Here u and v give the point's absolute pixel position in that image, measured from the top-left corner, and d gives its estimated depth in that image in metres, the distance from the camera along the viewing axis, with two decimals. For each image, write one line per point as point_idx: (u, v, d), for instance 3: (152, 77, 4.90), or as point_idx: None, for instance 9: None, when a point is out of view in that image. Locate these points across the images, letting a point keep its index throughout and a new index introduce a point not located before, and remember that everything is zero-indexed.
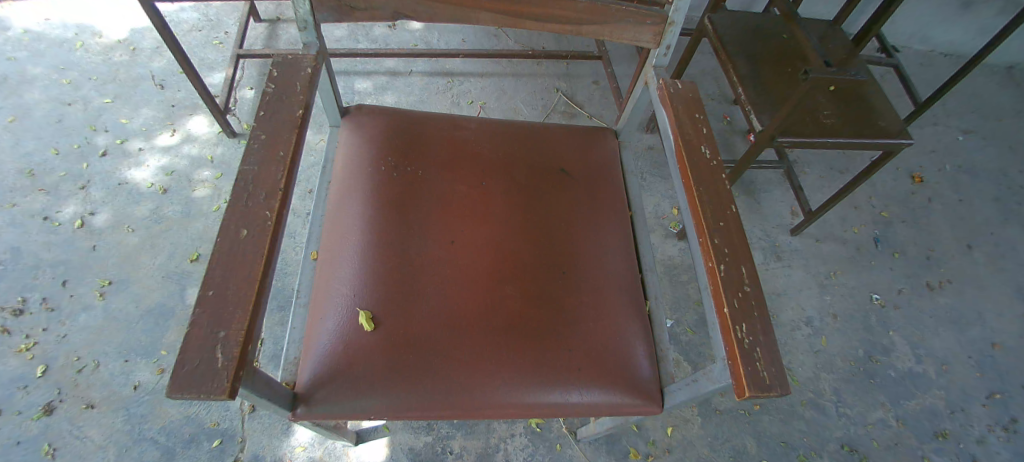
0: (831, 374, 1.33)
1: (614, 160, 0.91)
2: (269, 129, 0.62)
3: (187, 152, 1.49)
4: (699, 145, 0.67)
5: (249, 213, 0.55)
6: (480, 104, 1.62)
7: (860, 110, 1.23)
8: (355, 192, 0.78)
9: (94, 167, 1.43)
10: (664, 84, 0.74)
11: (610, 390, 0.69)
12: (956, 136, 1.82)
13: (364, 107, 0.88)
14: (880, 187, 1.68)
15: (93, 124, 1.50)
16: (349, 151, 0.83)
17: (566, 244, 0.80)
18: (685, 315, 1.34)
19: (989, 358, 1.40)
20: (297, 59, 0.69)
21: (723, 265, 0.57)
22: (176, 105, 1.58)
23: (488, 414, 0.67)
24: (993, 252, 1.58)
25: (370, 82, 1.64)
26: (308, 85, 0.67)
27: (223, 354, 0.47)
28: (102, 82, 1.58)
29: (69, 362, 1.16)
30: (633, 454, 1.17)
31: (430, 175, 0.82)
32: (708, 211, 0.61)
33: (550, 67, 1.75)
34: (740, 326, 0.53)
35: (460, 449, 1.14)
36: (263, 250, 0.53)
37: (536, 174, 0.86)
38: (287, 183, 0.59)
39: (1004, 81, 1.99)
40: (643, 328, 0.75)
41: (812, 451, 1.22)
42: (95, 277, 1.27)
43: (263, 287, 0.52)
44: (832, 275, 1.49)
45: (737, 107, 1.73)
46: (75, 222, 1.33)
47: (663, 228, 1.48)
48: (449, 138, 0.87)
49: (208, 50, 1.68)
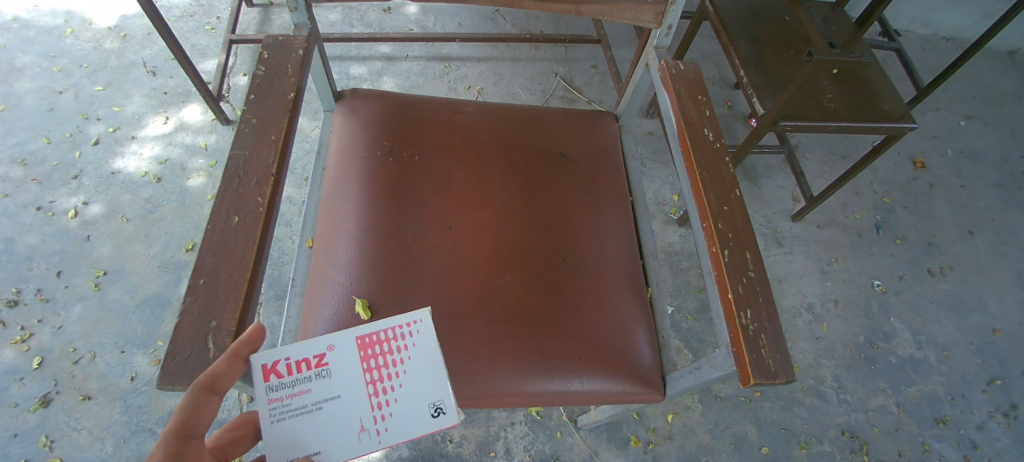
0: (832, 361, 1.33)
1: (614, 144, 0.90)
2: (259, 113, 0.60)
3: (181, 140, 1.47)
4: (701, 128, 0.65)
5: (240, 200, 0.54)
6: (478, 90, 1.60)
7: (864, 94, 1.20)
8: (350, 178, 0.76)
9: (87, 156, 1.41)
10: (666, 65, 0.71)
11: (612, 378, 0.68)
12: (958, 121, 1.79)
13: (358, 91, 0.86)
14: (882, 172, 1.67)
15: (85, 112, 1.48)
16: (343, 136, 0.81)
17: (566, 230, 0.78)
18: (686, 302, 1.33)
19: (989, 344, 1.40)
20: (289, 41, 0.67)
21: (727, 250, 0.55)
22: (169, 92, 1.55)
23: (488, 403, 0.66)
24: (995, 238, 1.57)
25: (365, 68, 1.60)
26: (300, 68, 0.65)
27: (214, 345, 0.46)
28: (92, 70, 1.55)
29: (65, 353, 1.15)
30: (633, 442, 1.17)
31: (426, 160, 0.80)
32: (712, 197, 0.59)
33: (548, 51, 1.71)
34: (744, 312, 0.52)
35: (460, 437, 1.14)
36: (255, 237, 0.52)
37: (536, 159, 0.84)
38: (279, 168, 0.57)
39: (1006, 66, 1.97)
40: (645, 316, 0.74)
41: (812, 438, 1.22)
42: (90, 267, 1.26)
43: (255, 276, 0.50)
44: (833, 261, 1.48)
45: (738, 91, 1.70)
46: (68, 213, 1.32)
47: (663, 214, 1.46)
48: (446, 122, 0.85)
49: (201, 36, 1.65)
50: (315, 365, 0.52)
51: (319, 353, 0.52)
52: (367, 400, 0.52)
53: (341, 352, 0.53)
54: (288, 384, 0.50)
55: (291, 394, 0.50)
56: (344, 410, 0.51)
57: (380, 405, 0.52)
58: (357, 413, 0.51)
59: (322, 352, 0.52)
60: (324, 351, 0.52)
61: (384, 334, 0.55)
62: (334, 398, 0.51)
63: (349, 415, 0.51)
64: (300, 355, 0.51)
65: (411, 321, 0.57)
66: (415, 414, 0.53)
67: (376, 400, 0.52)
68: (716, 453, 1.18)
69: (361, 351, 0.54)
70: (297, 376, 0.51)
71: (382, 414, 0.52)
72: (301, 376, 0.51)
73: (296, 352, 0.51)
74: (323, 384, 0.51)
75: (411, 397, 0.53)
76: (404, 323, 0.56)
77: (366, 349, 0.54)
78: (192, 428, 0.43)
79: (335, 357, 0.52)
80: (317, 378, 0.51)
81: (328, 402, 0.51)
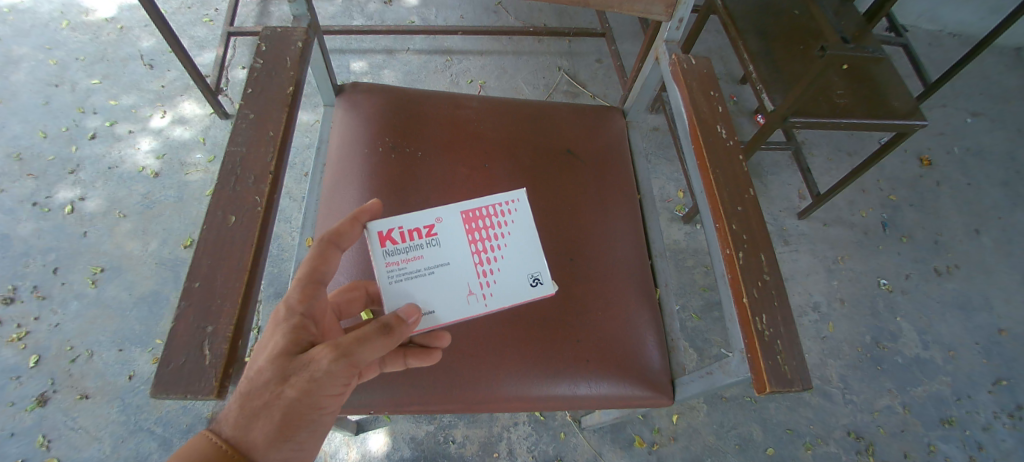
0: (837, 361, 1.32)
1: (621, 140, 0.87)
2: (257, 108, 0.58)
3: (178, 135, 1.44)
4: (714, 125, 0.63)
5: (237, 199, 0.52)
6: (480, 83, 1.58)
7: (874, 90, 1.18)
8: (351, 176, 0.75)
9: (83, 150, 1.38)
10: (676, 59, 0.69)
11: (619, 381, 0.66)
12: (965, 118, 1.77)
13: (359, 85, 0.83)
14: (889, 169, 1.64)
15: (81, 105, 1.45)
16: (344, 132, 0.79)
17: (573, 229, 0.76)
18: (692, 300, 1.32)
19: (995, 344, 1.39)
20: (287, 32, 0.65)
21: (742, 252, 0.53)
22: (167, 86, 1.52)
23: (493, 407, 0.65)
24: (1002, 237, 1.55)
25: (365, 62, 1.58)
26: (299, 60, 0.63)
27: (210, 352, 0.45)
28: (89, 63, 1.52)
29: (62, 352, 1.14)
30: (638, 443, 1.16)
31: (428, 156, 0.78)
32: (726, 196, 0.57)
33: (552, 44, 1.68)
34: (760, 317, 0.50)
35: (463, 437, 1.12)
36: (252, 238, 0.50)
37: (542, 155, 0.81)
38: (278, 166, 0.55)
39: (1015, 61, 1.93)
40: (654, 318, 0.72)
41: (817, 439, 1.21)
42: (86, 264, 1.24)
43: (253, 279, 0.49)
44: (839, 259, 1.46)
45: (744, 86, 1.67)
46: (65, 208, 1.30)
47: (669, 211, 1.44)
48: (449, 117, 0.82)
49: (198, 28, 1.62)
50: (426, 235, 0.61)
51: (428, 224, 0.61)
52: (473, 269, 0.61)
53: (448, 224, 0.62)
54: (403, 250, 0.59)
55: (405, 260, 0.59)
56: (452, 273, 0.60)
57: (484, 274, 0.62)
58: (465, 279, 0.60)
59: (431, 224, 0.61)
60: (434, 223, 0.61)
61: (485, 211, 0.64)
62: (443, 265, 0.60)
63: (458, 279, 0.60)
64: (411, 225, 0.60)
65: (507, 202, 0.65)
66: (515, 284, 0.62)
67: (482, 269, 0.61)
68: (720, 453, 1.17)
69: (467, 224, 0.62)
70: (409, 243, 0.60)
71: (486, 282, 0.61)
72: (414, 243, 0.60)
73: (409, 223, 0.60)
74: (434, 252, 0.60)
75: (511, 270, 0.63)
76: (503, 202, 0.65)
77: (469, 223, 0.63)
78: (323, 275, 0.50)
79: (442, 229, 0.61)
80: (428, 246, 0.60)
81: (438, 267, 0.60)
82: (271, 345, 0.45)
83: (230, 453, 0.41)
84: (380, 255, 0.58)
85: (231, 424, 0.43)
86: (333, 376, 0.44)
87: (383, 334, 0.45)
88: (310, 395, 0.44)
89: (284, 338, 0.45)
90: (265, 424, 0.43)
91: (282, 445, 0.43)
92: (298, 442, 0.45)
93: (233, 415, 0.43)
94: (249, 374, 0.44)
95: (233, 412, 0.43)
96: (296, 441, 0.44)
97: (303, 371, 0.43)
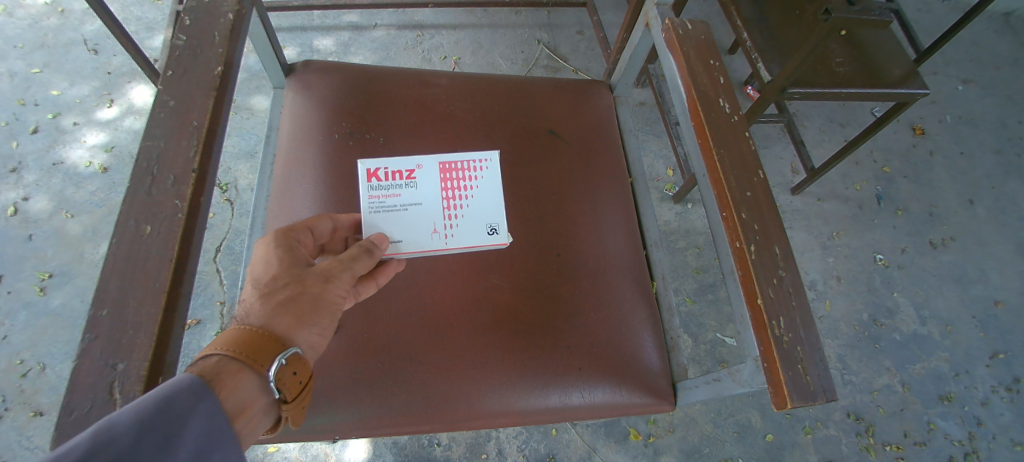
0: (835, 340, 1.28)
1: (609, 120, 0.79)
2: (178, 93, 0.49)
3: (129, 125, 1.33)
4: (716, 98, 0.55)
5: (153, 205, 0.43)
6: (454, 59, 1.48)
7: (873, 57, 1.11)
8: (304, 168, 0.66)
9: (26, 147, 1.27)
10: (671, 24, 0.60)
11: (616, 388, 0.60)
12: (957, 86, 1.71)
13: (312, 63, 0.74)
14: (882, 139, 1.58)
15: (21, 97, 1.32)
16: (297, 117, 0.70)
17: (559, 221, 0.68)
18: (684, 283, 1.26)
19: (992, 317, 1.36)
20: (216, 2, 0.54)
21: (753, 245, 0.46)
22: (113, 72, 1.39)
23: (477, 424, 0.59)
24: (996, 207, 1.51)
25: (330, 39, 1.46)
26: (230, 37, 0.53)
27: (121, 396, 0.37)
28: (29, 50, 1.38)
29: (11, 367, 1.05)
30: (633, 435, 1.11)
31: (393, 142, 0.69)
32: (734, 180, 0.50)
33: (530, 16, 1.57)
34: (777, 320, 0.43)
35: (448, 440, 1.06)
36: (171, 252, 0.42)
37: (521, 137, 0.73)
38: (204, 163, 0.46)
39: (1006, 25, 1.87)
40: (652, 318, 0.65)
41: (817, 422, 1.18)
42: (33, 270, 1.14)
43: (175, 302, 0.41)
44: (834, 235, 1.42)
45: (733, 56, 1.59)
46: (8, 210, 1.19)
47: (658, 191, 1.37)
48: (415, 97, 0.73)
49: (146, 8, 1.48)
50: (406, 178, 0.59)
51: (410, 168, 0.59)
52: (440, 211, 0.59)
53: (427, 171, 0.60)
54: (385, 187, 0.58)
55: (387, 195, 0.58)
56: (422, 215, 0.58)
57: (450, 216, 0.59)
58: (429, 218, 0.58)
59: (412, 168, 0.59)
60: (414, 168, 0.59)
61: (462, 165, 0.61)
62: (416, 204, 0.58)
63: (426, 217, 0.58)
64: (394, 166, 0.59)
65: (481, 159, 0.62)
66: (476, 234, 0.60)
67: (448, 212, 0.59)
68: (719, 442, 1.13)
69: (442, 173, 0.60)
70: (390, 182, 0.59)
71: (450, 223, 0.59)
72: (394, 183, 0.59)
73: (392, 164, 0.59)
74: (411, 193, 0.59)
75: (474, 218, 0.60)
76: (477, 160, 0.62)
77: (446, 172, 0.60)
78: (313, 227, 0.53)
79: (422, 174, 0.59)
80: (407, 187, 0.59)
81: (412, 206, 0.58)
82: (276, 260, 0.47)
83: (270, 336, 0.43)
84: (364, 189, 0.58)
85: (258, 314, 0.44)
86: (344, 274, 0.48)
87: (367, 255, 0.51)
88: (326, 291, 0.47)
89: (286, 253, 0.48)
90: (296, 313, 0.45)
91: (309, 329, 0.46)
92: (321, 329, 0.47)
93: (258, 309, 0.44)
94: (262, 283, 0.46)
95: (258, 306, 0.44)
96: (319, 328, 0.47)
97: (318, 274, 0.47)
